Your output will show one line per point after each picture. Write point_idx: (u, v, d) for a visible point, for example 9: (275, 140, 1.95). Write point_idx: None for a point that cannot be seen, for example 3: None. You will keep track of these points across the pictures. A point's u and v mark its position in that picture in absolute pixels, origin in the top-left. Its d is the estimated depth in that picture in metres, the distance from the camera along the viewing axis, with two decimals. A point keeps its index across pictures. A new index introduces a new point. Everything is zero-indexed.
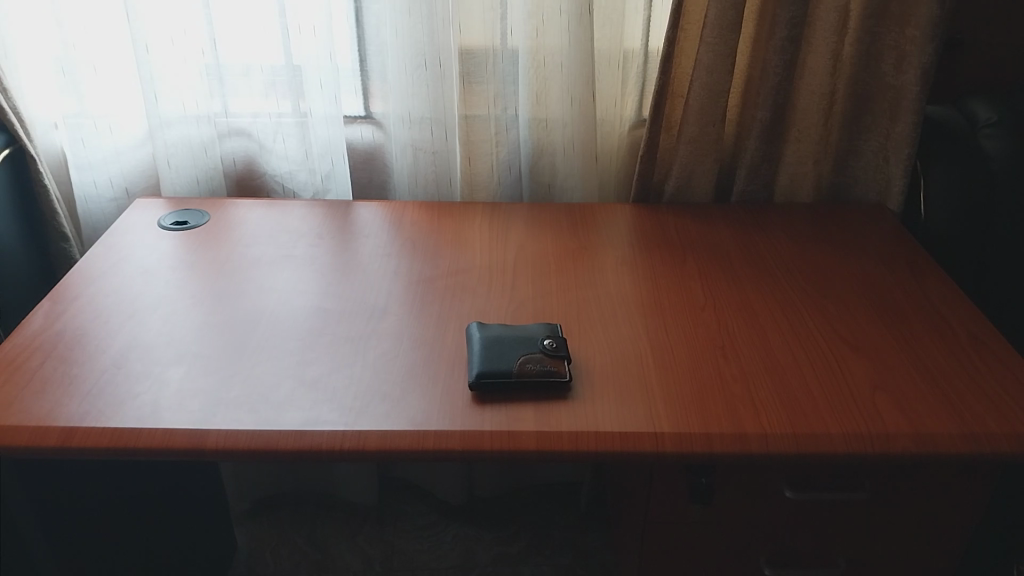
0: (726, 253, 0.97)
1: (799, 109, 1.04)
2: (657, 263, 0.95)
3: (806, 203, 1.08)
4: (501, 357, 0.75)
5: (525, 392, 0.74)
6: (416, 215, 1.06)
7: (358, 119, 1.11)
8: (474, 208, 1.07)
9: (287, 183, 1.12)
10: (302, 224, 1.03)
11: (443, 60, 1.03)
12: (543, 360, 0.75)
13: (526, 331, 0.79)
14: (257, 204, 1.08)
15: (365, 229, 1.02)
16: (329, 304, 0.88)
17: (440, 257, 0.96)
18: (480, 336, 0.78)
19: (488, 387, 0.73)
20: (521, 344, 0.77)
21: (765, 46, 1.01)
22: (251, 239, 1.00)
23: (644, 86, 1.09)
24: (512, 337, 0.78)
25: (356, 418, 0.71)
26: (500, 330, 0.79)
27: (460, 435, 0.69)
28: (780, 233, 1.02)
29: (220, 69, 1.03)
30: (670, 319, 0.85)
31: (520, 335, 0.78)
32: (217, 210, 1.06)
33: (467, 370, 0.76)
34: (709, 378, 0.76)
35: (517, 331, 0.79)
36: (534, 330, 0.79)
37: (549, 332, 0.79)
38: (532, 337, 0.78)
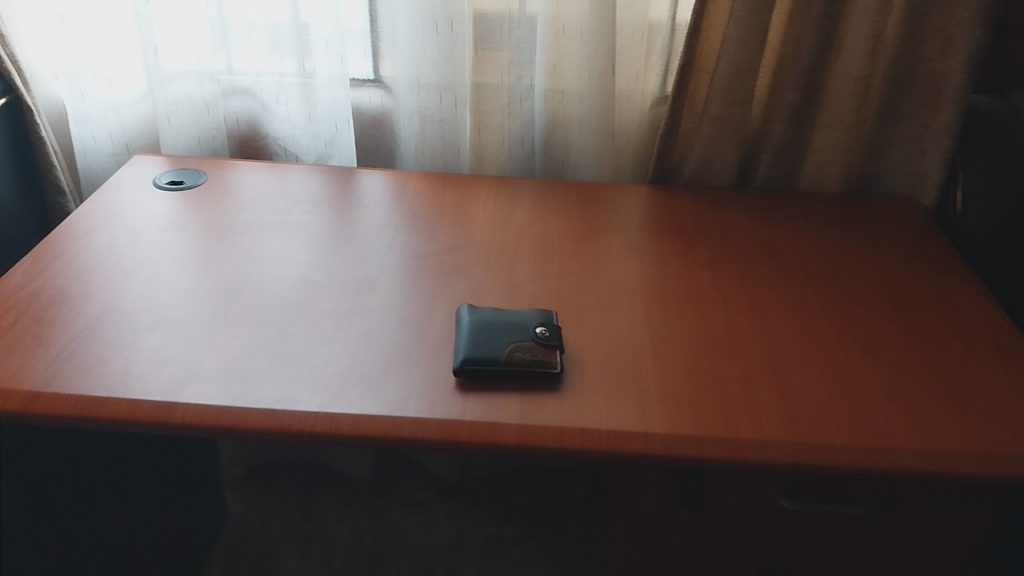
0: (742, 244, 0.91)
1: (832, 93, 0.97)
2: (666, 252, 0.89)
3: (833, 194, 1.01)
4: (489, 342, 0.71)
5: (512, 381, 0.69)
6: (419, 186, 1.01)
7: (366, 83, 1.06)
8: (480, 181, 1.03)
9: (290, 147, 1.08)
10: (301, 190, 0.99)
11: (455, 23, 0.98)
12: (534, 348, 0.70)
13: (518, 316, 0.74)
14: (259, 166, 1.04)
15: (364, 198, 0.98)
16: (317, 276, 0.84)
17: (440, 230, 0.92)
18: (470, 319, 0.74)
19: (473, 373, 0.69)
20: (512, 330, 0.72)
21: (800, 23, 0.94)
22: (248, 203, 0.96)
23: (670, 62, 1.02)
24: (504, 322, 0.73)
25: (330, 400, 0.67)
26: (492, 313, 0.74)
27: (438, 424, 0.65)
28: (802, 225, 0.96)
29: (224, 23, 0.99)
30: (674, 312, 0.79)
31: (513, 320, 0.73)
32: (216, 171, 1.02)
33: (453, 354, 0.72)
34: (710, 378, 0.71)
35: (509, 316, 0.74)
36: (528, 315, 0.74)
37: (543, 318, 0.74)
38: (525, 323, 0.73)
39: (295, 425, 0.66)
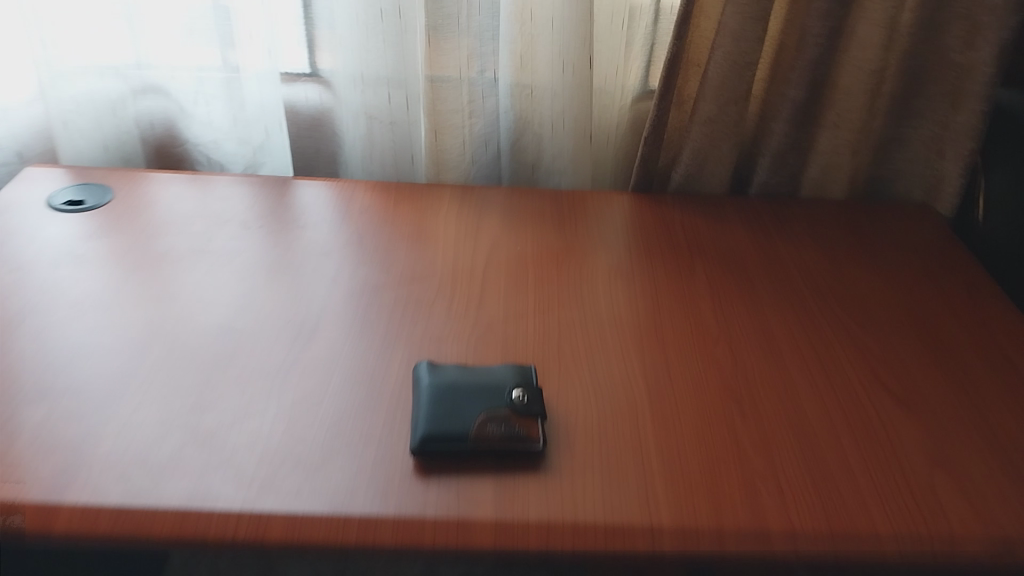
0: (744, 264, 0.78)
1: (840, 88, 0.85)
2: (659, 274, 0.76)
3: (838, 201, 0.91)
4: (455, 413, 0.57)
5: (483, 462, 0.56)
6: (369, 199, 0.87)
7: (302, 77, 0.91)
8: (440, 191, 0.89)
9: (213, 155, 0.94)
10: (228, 207, 0.84)
11: (404, 9, 0.83)
12: (510, 420, 0.57)
13: (490, 375, 0.61)
14: (179, 178, 0.88)
15: (304, 214, 0.83)
16: (244, 321, 0.69)
17: (394, 253, 0.78)
18: (430, 381, 0.60)
19: (434, 455, 0.56)
20: (483, 394, 0.59)
21: (805, 9, 0.81)
22: (164, 224, 0.81)
23: (654, 51, 0.89)
24: (472, 383, 0.60)
25: (257, 493, 0.54)
26: (456, 372, 0.61)
27: (392, 525, 0.52)
28: (807, 240, 0.84)
29: (128, 10, 0.83)
30: (673, 350, 0.66)
31: (483, 381, 0.60)
32: (127, 187, 0.86)
33: (409, 427, 0.58)
34: (723, 446, 0.58)
35: (478, 375, 0.61)
36: (500, 373, 0.61)
37: (519, 377, 0.60)
38: (497, 384, 0.60)
39: (212, 527, 0.52)
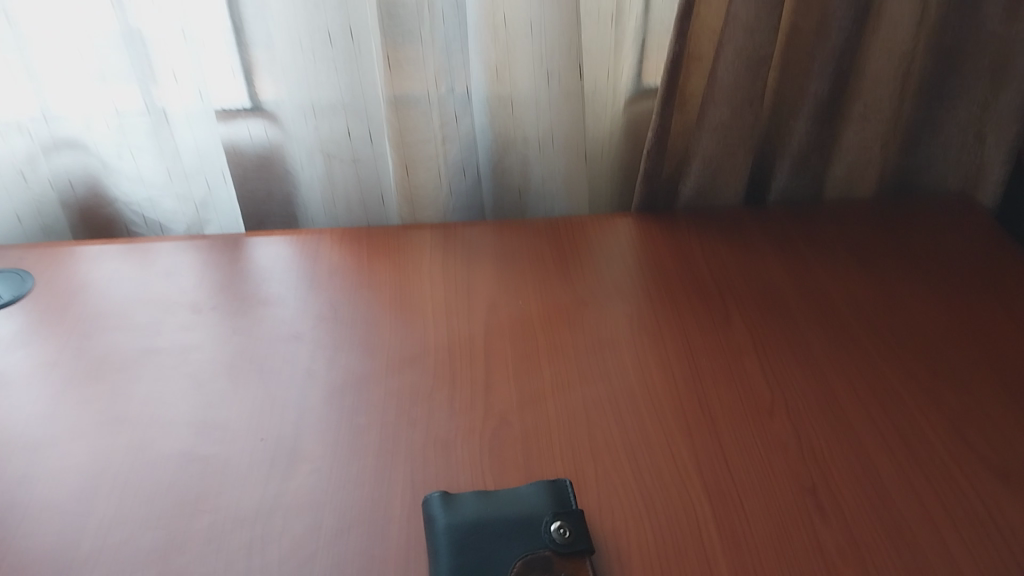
0: (779, 297, 0.69)
1: (867, 76, 0.74)
2: (687, 320, 0.67)
3: (868, 200, 0.81)
4: (487, 561, 0.47)
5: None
6: (337, 254, 0.73)
7: (241, 113, 0.75)
8: (419, 235, 0.76)
9: (149, 213, 0.80)
10: (176, 281, 0.70)
11: (357, 31, 0.71)
12: (552, 563, 0.47)
13: (520, 502, 0.50)
14: (113, 247, 0.74)
15: (266, 277, 0.71)
16: (209, 441, 0.56)
17: (375, 326, 0.65)
18: (449, 517, 0.49)
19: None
20: (517, 531, 0.49)
21: None
22: (101, 314, 0.67)
23: (648, 40, 0.76)
24: (501, 517, 0.49)
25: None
26: (478, 503, 0.50)
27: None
28: (845, 260, 0.74)
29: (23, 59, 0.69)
30: (727, 440, 0.56)
31: (513, 512, 0.50)
32: (48, 270, 0.72)
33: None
34: (805, 549, 0.50)
35: (505, 503, 0.50)
36: (531, 498, 0.51)
37: (555, 503, 0.50)
38: (531, 515, 0.50)
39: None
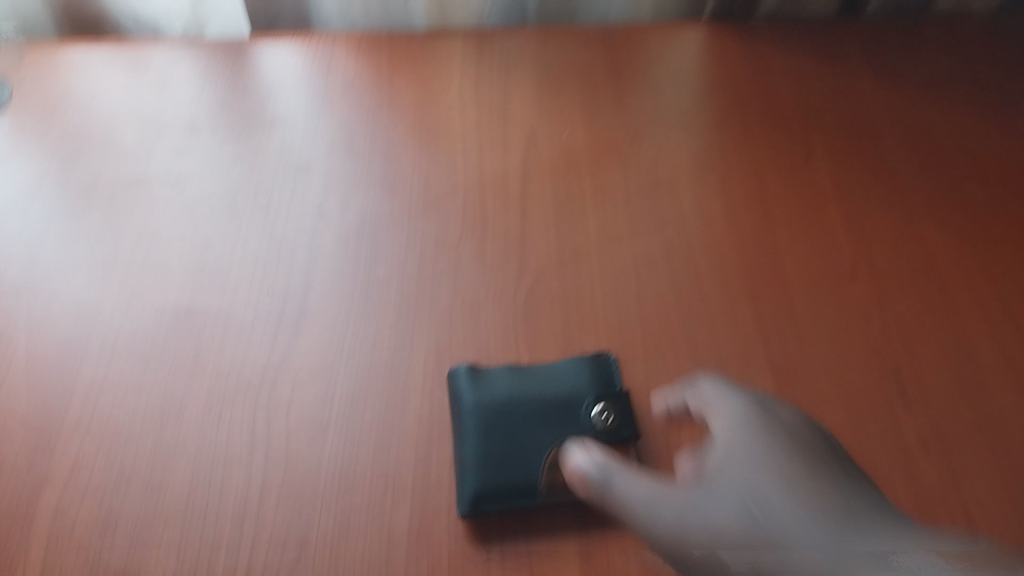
0: (872, 127, 0.58)
1: None
2: (761, 151, 0.56)
3: (988, 13, 0.66)
4: (518, 448, 0.42)
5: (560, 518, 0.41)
6: (353, 63, 0.63)
7: None
8: (450, 41, 0.64)
9: (139, 11, 0.68)
10: (169, 94, 0.60)
11: None
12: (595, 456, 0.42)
13: (557, 380, 0.44)
14: (100, 48, 0.63)
15: (274, 91, 0.61)
16: (210, 294, 0.50)
17: (396, 156, 0.56)
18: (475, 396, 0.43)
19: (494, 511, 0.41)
20: (554, 414, 0.43)
21: None
22: (85, 133, 0.58)
23: None
24: (536, 396, 0.43)
25: (261, 563, 0.40)
26: (509, 379, 0.44)
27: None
28: (958, 88, 0.61)
29: None
30: (799, 308, 0.48)
31: (549, 392, 0.43)
32: (26, 74, 0.61)
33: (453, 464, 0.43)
34: (879, 433, 0.43)
35: (541, 380, 0.44)
36: (571, 376, 0.44)
37: (599, 383, 0.44)
38: (570, 395, 0.43)
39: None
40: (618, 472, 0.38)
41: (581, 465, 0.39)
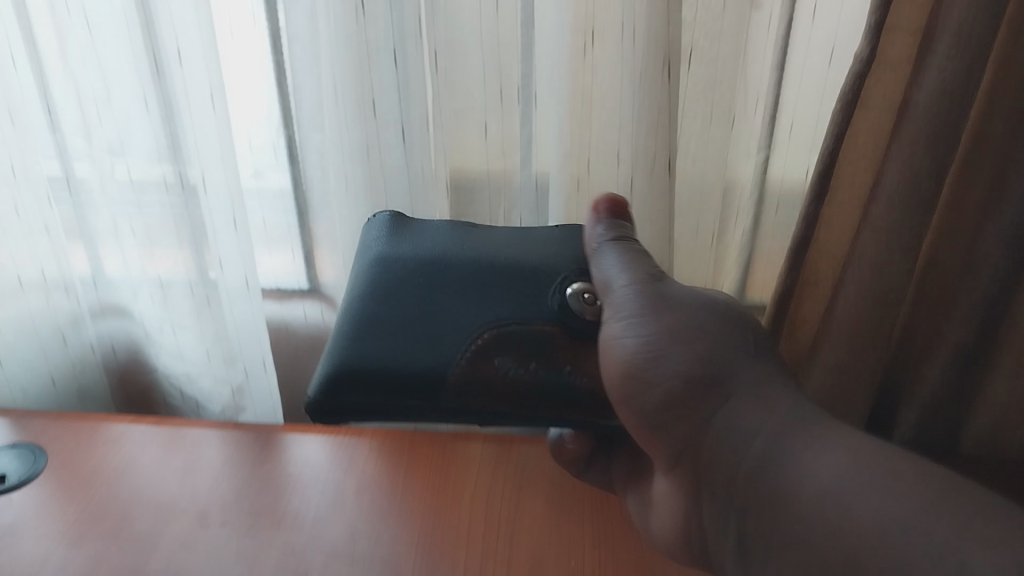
0: None
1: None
2: None
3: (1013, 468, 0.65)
4: (437, 318, 0.55)
5: (479, 401, 0.54)
6: (371, 458, 0.65)
7: (299, 294, 0.75)
8: (470, 447, 0.66)
9: (189, 388, 0.79)
10: (192, 482, 0.62)
11: None
12: (547, 353, 0.54)
13: (503, 264, 0.57)
14: (142, 426, 0.68)
15: (297, 487, 0.62)
16: None
17: (398, 571, 0.55)
18: (406, 247, 0.58)
19: (368, 385, 0.53)
20: (496, 299, 0.56)
21: (980, 236, 0.57)
22: (104, 513, 0.59)
23: (754, 248, 0.70)
24: (482, 252, 0.58)
25: None
26: (435, 241, 0.59)
27: None
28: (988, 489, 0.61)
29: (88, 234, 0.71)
30: None
31: (492, 265, 0.57)
32: (69, 446, 0.65)
33: (341, 313, 0.57)
34: None
35: (484, 247, 0.58)
36: (534, 261, 0.57)
37: (578, 259, 0.57)
38: (544, 275, 0.57)
39: None
40: (611, 247, 0.53)
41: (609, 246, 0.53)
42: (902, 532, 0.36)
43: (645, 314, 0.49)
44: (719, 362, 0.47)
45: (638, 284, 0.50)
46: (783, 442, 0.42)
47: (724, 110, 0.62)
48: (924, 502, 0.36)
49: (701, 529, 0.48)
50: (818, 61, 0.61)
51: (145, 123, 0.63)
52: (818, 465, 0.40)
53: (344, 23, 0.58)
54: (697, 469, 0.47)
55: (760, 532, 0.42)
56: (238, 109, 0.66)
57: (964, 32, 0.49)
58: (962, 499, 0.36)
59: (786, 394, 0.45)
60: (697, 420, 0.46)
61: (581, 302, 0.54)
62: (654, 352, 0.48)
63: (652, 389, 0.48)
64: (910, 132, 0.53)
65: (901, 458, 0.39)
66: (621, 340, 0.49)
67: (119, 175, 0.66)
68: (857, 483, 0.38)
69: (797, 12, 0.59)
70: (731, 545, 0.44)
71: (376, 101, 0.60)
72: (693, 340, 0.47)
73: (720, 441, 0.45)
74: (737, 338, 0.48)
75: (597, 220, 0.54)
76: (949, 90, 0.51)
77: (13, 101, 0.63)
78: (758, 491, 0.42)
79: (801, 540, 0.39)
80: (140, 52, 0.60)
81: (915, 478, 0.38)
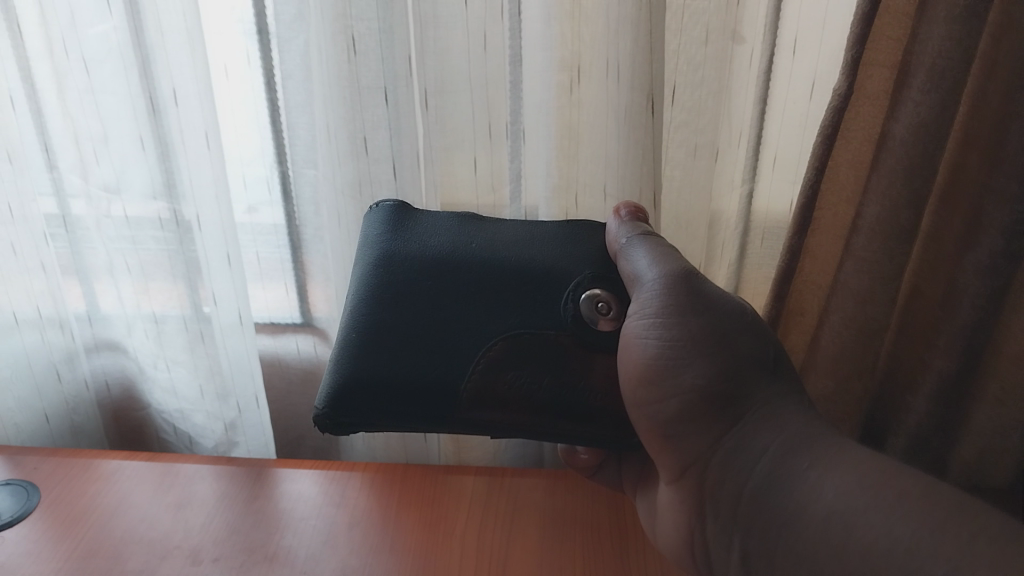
0: None
1: (1009, 359, 0.60)
2: None
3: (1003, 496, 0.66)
4: (444, 326, 0.50)
5: (480, 427, 0.50)
6: (364, 491, 0.66)
7: (293, 328, 0.76)
8: (464, 479, 0.67)
9: (182, 424, 0.79)
10: (185, 519, 0.62)
11: None
12: (558, 368, 0.50)
13: (513, 264, 0.52)
14: (135, 463, 0.68)
15: (290, 523, 0.62)
16: None
17: None
18: (409, 244, 0.53)
19: (373, 401, 0.49)
20: (507, 305, 0.51)
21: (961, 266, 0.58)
22: (96, 550, 0.59)
23: (742, 278, 0.71)
24: (493, 249, 0.53)
25: None
26: (440, 237, 0.53)
27: None
28: None
29: (82, 271, 0.72)
30: None
31: (501, 267, 0.52)
32: (62, 484, 0.66)
33: (343, 322, 0.51)
34: None
35: (493, 247, 0.53)
36: (548, 260, 0.53)
37: (595, 261, 0.53)
38: (556, 278, 0.52)
39: None
40: (638, 247, 0.51)
41: (633, 245, 0.51)
42: (905, 553, 0.37)
43: (671, 315, 0.47)
44: (738, 378, 0.46)
45: (670, 280, 0.47)
46: (793, 460, 0.43)
47: (707, 143, 0.61)
48: (927, 523, 0.37)
49: (703, 543, 0.50)
50: (798, 96, 0.62)
51: (141, 163, 0.64)
52: (824, 485, 0.41)
53: (335, 63, 0.59)
54: (702, 486, 0.48)
55: (764, 550, 0.43)
56: (232, 145, 0.67)
57: (938, 68, 0.50)
58: (964, 518, 0.37)
59: (796, 412, 0.46)
60: (709, 437, 0.47)
61: (595, 309, 0.51)
62: (676, 359, 0.46)
63: (668, 398, 0.47)
64: (889, 164, 0.54)
65: (905, 474, 0.40)
66: (643, 339, 0.47)
67: (115, 212, 0.67)
68: (861, 503, 0.39)
69: (778, 48, 0.61)
70: (734, 560, 0.46)
71: (368, 140, 0.61)
72: (717, 350, 0.46)
73: (729, 460, 0.46)
74: (758, 353, 0.48)
75: (621, 224, 0.54)
76: (926, 124, 0.52)
77: (12, 143, 0.64)
78: (764, 511, 0.43)
79: (807, 560, 0.40)
80: (136, 92, 0.61)
81: (918, 496, 0.38)
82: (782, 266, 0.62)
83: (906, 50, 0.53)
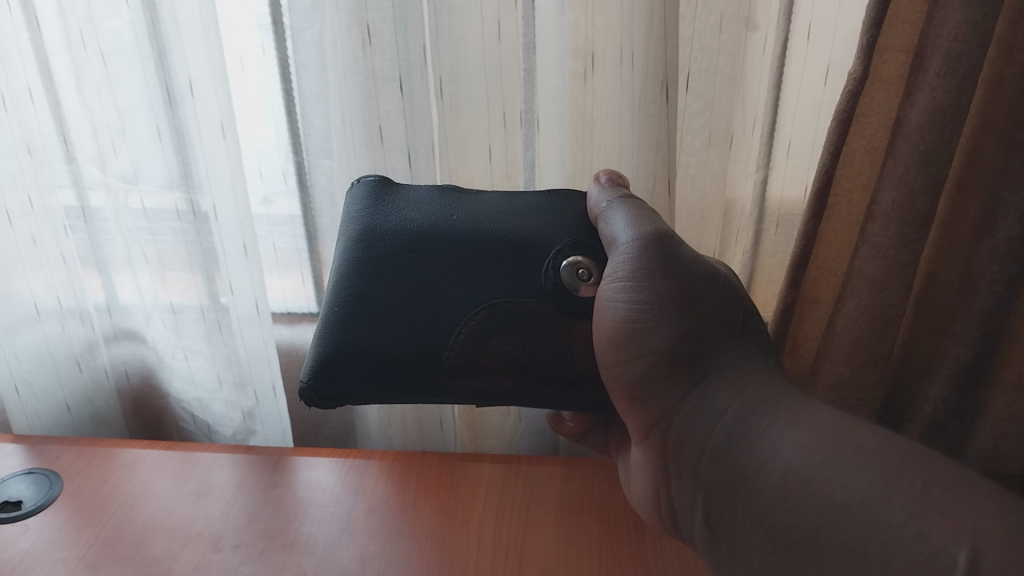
0: None
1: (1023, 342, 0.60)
2: None
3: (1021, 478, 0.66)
4: (426, 298, 0.50)
5: (466, 399, 0.50)
6: (381, 478, 0.66)
7: (308, 317, 0.77)
8: (479, 467, 0.67)
9: (200, 414, 0.81)
10: (205, 507, 0.63)
11: None
12: (542, 338, 0.50)
13: (495, 237, 0.52)
14: (154, 452, 0.69)
15: (309, 510, 0.63)
16: None
17: None
18: (390, 217, 0.53)
19: (357, 374, 0.49)
20: (488, 276, 0.51)
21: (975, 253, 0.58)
22: (118, 536, 0.60)
23: (757, 264, 0.71)
24: (472, 220, 0.53)
25: None
26: (422, 209, 0.53)
27: None
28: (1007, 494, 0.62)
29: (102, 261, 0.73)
30: None
31: (482, 240, 0.52)
32: (84, 473, 0.67)
33: (327, 296, 0.52)
34: None
35: (475, 218, 0.53)
36: (529, 230, 0.52)
37: (575, 227, 0.53)
38: (538, 246, 0.52)
39: None
40: (618, 210, 0.50)
41: (615, 208, 0.51)
42: (861, 504, 0.37)
43: (642, 280, 0.46)
44: (703, 340, 0.46)
45: (644, 243, 0.47)
46: (755, 421, 0.43)
47: (721, 129, 0.62)
48: (883, 474, 0.37)
49: (670, 502, 0.49)
50: (813, 81, 0.62)
51: (157, 154, 0.65)
52: (784, 442, 0.41)
53: (350, 53, 0.59)
54: (668, 445, 0.48)
55: (724, 508, 0.43)
56: (248, 136, 0.68)
57: (954, 52, 0.50)
58: (921, 468, 0.37)
59: (761, 371, 0.46)
60: (673, 398, 0.47)
61: (576, 276, 0.51)
62: (643, 323, 0.46)
63: (634, 360, 0.47)
64: (905, 149, 0.54)
65: (862, 429, 0.40)
66: (613, 302, 0.47)
67: (133, 203, 0.68)
68: (820, 458, 0.39)
69: (792, 34, 0.60)
70: (697, 519, 0.46)
71: (384, 128, 0.61)
72: (683, 313, 0.46)
73: (692, 421, 0.46)
74: (727, 316, 0.48)
75: (602, 189, 0.53)
76: (941, 108, 0.52)
77: (32, 135, 0.64)
78: (726, 469, 0.43)
79: (767, 516, 0.40)
80: (153, 83, 0.62)
81: (874, 450, 0.38)
82: (796, 252, 0.62)
83: (922, 33, 0.52)
